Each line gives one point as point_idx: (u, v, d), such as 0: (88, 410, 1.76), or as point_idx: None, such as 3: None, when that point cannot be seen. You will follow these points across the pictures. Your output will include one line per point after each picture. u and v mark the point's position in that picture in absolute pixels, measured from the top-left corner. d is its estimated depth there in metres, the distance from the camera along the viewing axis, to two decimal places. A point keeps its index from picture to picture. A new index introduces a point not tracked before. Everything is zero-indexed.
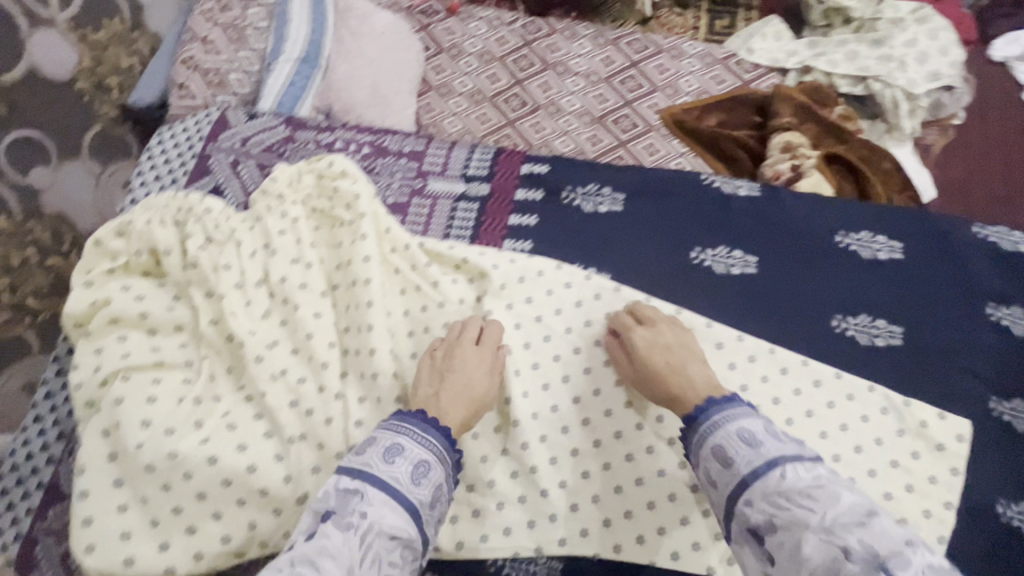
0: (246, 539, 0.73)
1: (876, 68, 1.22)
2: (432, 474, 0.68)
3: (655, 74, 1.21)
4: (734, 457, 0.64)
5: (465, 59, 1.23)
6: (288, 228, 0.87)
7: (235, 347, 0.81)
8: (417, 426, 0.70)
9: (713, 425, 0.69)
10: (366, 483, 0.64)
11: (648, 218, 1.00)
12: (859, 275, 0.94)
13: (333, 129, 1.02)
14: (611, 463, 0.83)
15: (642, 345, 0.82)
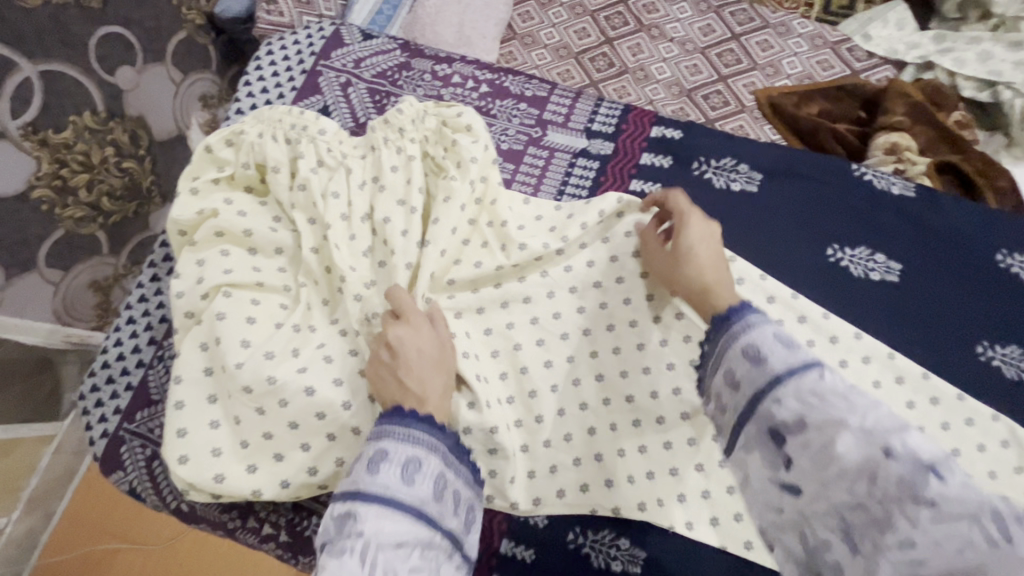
0: (332, 475, 0.70)
1: (1010, 73, 1.25)
2: (428, 463, 0.55)
3: (756, 50, 1.32)
4: (766, 356, 0.50)
5: (555, 9, 1.37)
6: (401, 166, 0.81)
7: (334, 280, 0.77)
8: (398, 425, 0.57)
9: (745, 325, 0.54)
10: (357, 505, 0.51)
11: (785, 204, 0.84)
12: (1018, 300, 0.79)
13: (452, 62, 0.93)
14: (708, 474, 0.74)
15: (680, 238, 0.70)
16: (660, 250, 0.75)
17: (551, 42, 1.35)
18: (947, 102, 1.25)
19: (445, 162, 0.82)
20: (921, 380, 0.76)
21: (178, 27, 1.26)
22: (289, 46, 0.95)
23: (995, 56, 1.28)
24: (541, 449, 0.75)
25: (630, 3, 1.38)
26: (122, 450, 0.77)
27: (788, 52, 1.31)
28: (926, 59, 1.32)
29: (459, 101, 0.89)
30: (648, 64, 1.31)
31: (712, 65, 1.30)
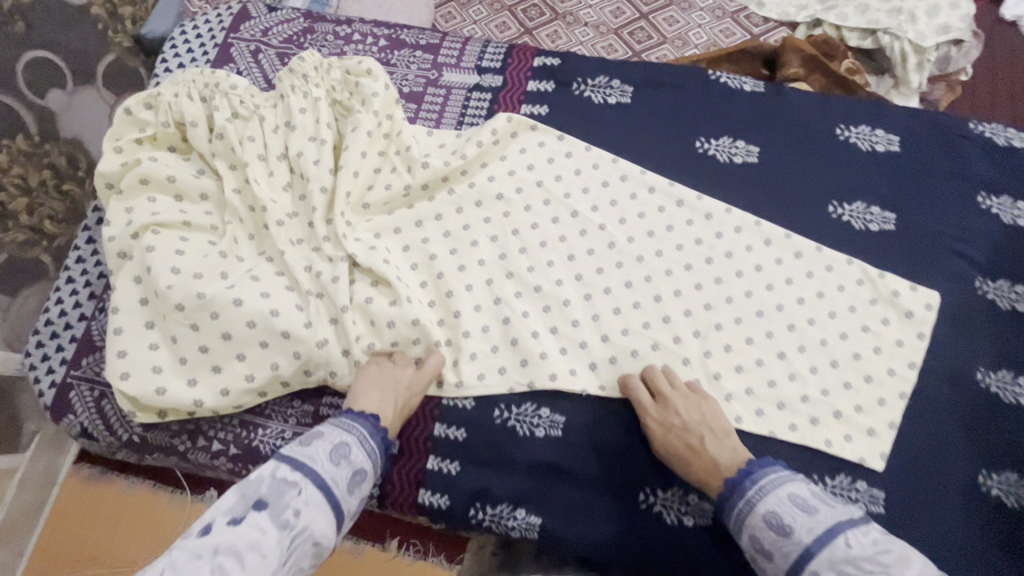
0: (269, 377, 0.78)
1: (886, 21, 1.44)
2: (363, 486, 0.70)
3: (664, 26, 1.49)
4: (792, 526, 0.64)
5: (475, 7, 1.53)
6: (309, 107, 0.89)
7: (258, 214, 0.85)
8: (367, 433, 0.72)
9: (751, 489, 0.69)
10: (305, 482, 0.65)
11: (656, 109, 0.96)
12: (857, 165, 0.91)
13: (352, 23, 1.03)
14: (610, 340, 0.83)
15: (658, 430, 0.76)
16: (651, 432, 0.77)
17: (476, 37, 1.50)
18: (837, 53, 1.40)
19: (351, 102, 0.91)
20: (785, 240, 0.87)
21: (107, 51, 1.32)
22: (200, 26, 1.04)
23: (872, 8, 1.46)
24: (458, 341, 0.82)
25: None
26: (71, 395, 0.82)
27: (693, 25, 1.48)
28: (814, 17, 1.48)
29: (361, 54, 0.99)
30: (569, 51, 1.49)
31: (626, 43, 1.47)
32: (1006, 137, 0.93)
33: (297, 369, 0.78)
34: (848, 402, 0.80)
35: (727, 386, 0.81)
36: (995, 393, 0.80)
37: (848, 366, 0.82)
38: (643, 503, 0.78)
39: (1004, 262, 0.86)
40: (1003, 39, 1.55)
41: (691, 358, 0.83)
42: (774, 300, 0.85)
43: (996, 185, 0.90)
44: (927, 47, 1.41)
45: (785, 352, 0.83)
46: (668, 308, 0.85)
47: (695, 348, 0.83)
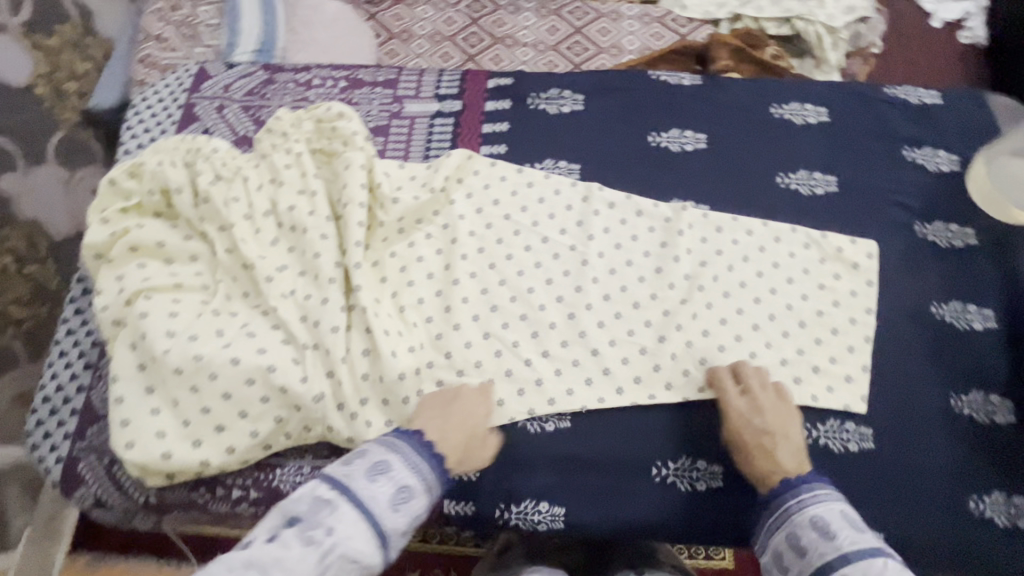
0: (273, 431, 0.80)
1: (798, 9, 1.57)
2: (409, 503, 0.70)
3: (599, 37, 1.59)
4: (838, 533, 0.68)
5: (416, 40, 1.61)
6: (293, 163, 0.92)
7: (249, 272, 0.87)
8: (411, 451, 0.73)
9: (804, 492, 0.73)
10: (342, 498, 0.67)
11: (607, 113, 1.03)
12: (794, 137, 1.00)
13: (310, 69, 1.07)
14: (590, 336, 0.88)
15: (737, 418, 0.80)
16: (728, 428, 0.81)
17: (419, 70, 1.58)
18: (760, 43, 1.52)
19: (333, 146, 0.95)
20: (732, 224, 0.94)
21: (54, 128, 1.29)
22: (161, 91, 1.07)
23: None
24: (443, 362, 0.86)
25: (481, 22, 1.64)
26: (80, 467, 0.82)
27: (625, 33, 1.58)
28: (734, 13, 1.60)
29: (325, 98, 1.03)
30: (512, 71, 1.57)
31: (565, 58, 1.57)
32: (917, 96, 1.03)
33: (295, 420, 0.81)
34: (823, 356, 0.86)
35: (714, 366, 0.86)
36: (949, 322, 0.88)
37: (815, 323, 0.88)
38: (656, 477, 0.83)
39: (935, 206, 0.95)
40: (905, 13, 1.71)
41: (676, 352, 0.87)
42: (736, 281, 0.91)
43: (916, 140, 1.00)
44: (838, 27, 1.55)
45: (758, 323, 0.88)
46: (646, 302, 0.90)
47: (678, 339, 0.88)
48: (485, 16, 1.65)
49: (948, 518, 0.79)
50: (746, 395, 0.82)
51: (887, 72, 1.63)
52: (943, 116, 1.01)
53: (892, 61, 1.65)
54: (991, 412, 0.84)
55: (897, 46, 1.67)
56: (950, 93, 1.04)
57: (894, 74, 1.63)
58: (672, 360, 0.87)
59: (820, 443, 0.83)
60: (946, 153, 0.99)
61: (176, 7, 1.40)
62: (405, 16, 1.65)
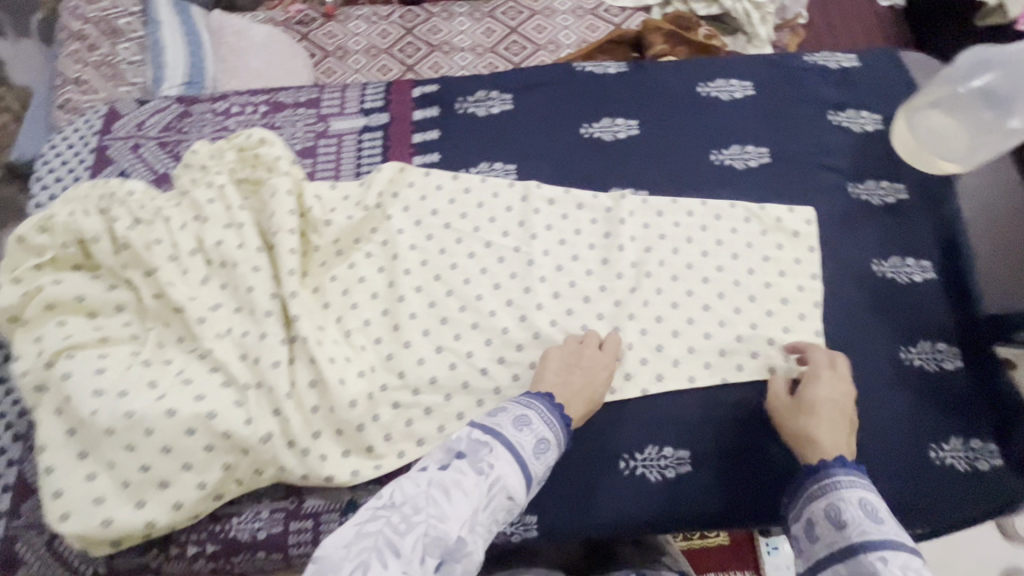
0: (222, 479, 0.76)
1: None
2: (547, 456, 0.70)
3: (535, 34, 1.58)
4: (885, 520, 0.62)
5: (352, 57, 1.58)
6: (216, 196, 0.88)
7: (180, 316, 0.83)
8: (545, 407, 0.74)
9: (857, 477, 0.68)
10: (495, 440, 0.67)
11: (537, 110, 1.02)
12: (723, 114, 1.01)
13: (227, 97, 1.03)
14: (545, 336, 0.87)
15: (824, 387, 0.77)
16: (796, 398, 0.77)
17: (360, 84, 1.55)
18: (692, 25, 1.53)
19: (259, 174, 0.91)
20: (672, 207, 0.95)
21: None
22: (70, 136, 1.01)
23: None
24: (398, 383, 0.84)
25: (415, 32, 1.61)
26: (17, 547, 0.76)
27: (560, 28, 1.59)
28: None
29: (246, 125, 0.99)
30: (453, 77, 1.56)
31: (505, 58, 1.56)
32: (836, 61, 1.05)
33: (246, 464, 0.77)
34: (776, 327, 0.87)
35: (673, 352, 0.86)
36: (890, 278, 0.90)
37: (764, 296, 0.89)
38: (625, 470, 0.82)
39: (865, 166, 0.97)
40: None
41: (632, 342, 0.86)
42: (681, 264, 0.91)
43: (841, 104, 1.02)
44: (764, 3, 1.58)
45: (709, 303, 0.88)
46: (595, 295, 0.89)
47: (632, 329, 0.87)
48: (418, 25, 1.62)
49: (912, 470, 0.80)
50: (831, 369, 0.79)
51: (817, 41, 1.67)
52: (863, 78, 1.04)
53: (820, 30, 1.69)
54: (940, 359, 0.85)
55: (824, 16, 1.71)
56: (869, 55, 1.06)
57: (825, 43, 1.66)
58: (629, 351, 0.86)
59: None
60: (870, 113, 1.01)
61: (93, 47, 1.35)
62: (338, 32, 1.62)
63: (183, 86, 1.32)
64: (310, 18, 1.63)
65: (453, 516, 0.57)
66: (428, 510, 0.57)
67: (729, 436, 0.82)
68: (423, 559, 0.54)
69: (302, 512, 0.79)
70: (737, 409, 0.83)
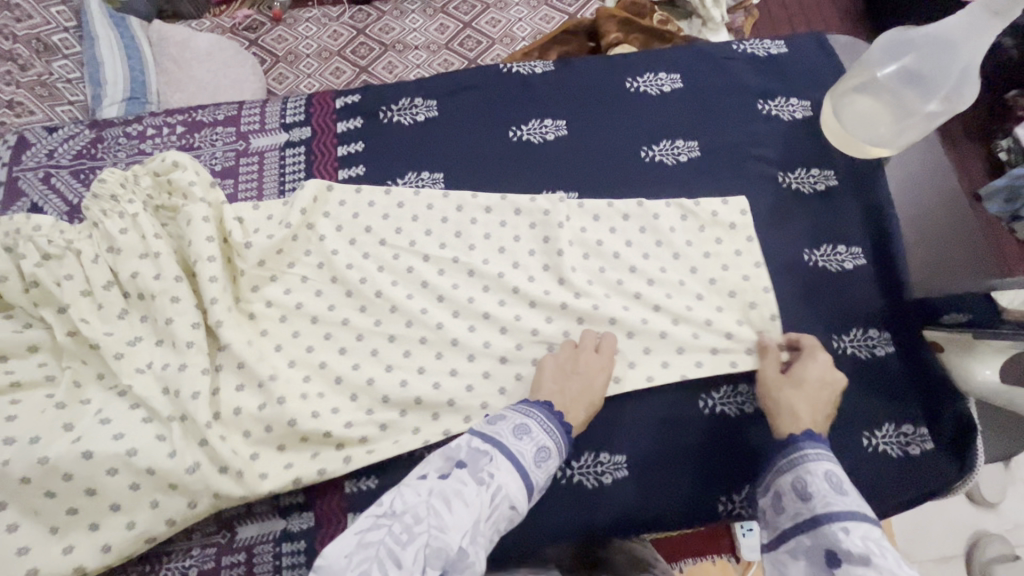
0: (146, 519, 0.74)
1: None
2: (549, 463, 0.69)
3: (489, 29, 1.58)
4: (846, 492, 0.61)
5: (304, 61, 1.55)
6: (129, 226, 0.85)
7: (99, 352, 0.81)
8: (545, 416, 0.72)
9: (822, 450, 0.67)
10: (495, 449, 0.66)
11: (465, 114, 1.00)
12: (653, 109, 1.00)
13: (142, 119, 0.99)
14: (480, 346, 0.85)
15: (816, 372, 0.77)
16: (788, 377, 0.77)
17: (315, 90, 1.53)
18: (646, 11, 1.50)
19: (175, 201, 0.88)
20: (603, 207, 0.93)
21: None
22: None
23: None
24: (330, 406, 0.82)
25: (367, 32, 1.58)
26: None
27: (514, 20, 1.59)
28: None
29: (162, 148, 0.96)
30: (409, 76, 1.54)
31: (459, 54, 1.55)
32: (765, 48, 1.04)
33: (174, 502, 0.75)
34: (714, 322, 0.86)
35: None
36: (823, 267, 0.90)
37: (695, 295, 0.88)
38: (562, 479, 0.80)
39: (795, 154, 0.96)
40: None
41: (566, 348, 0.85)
42: (614, 264, 0.89)
43: (770, 91, 1.00)
44: None
45: (644, 303, 0.87)
46: (531, 303, 0.88)
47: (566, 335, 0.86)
48: (371, 24, 1.59)
49: (846, 459, 0.80)
50: (822, 355, 0.79)
51: (772, 22, 1.66)
52: (791, 64, 1.03)
53: (775, 10, 1.67)
54: (872, 346, 0.85)
55: None
56: (800, 40, 1.05)
57: (780, 24, 1.65)
58: None
59: (717, 410, 0.83)
60: (799, 100, 1.00)
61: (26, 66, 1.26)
62: (288, 36, 1.59)
63: (125, 102, 1.28)
64: (259, 22, 1.60)
65: (453, 527, 0.57)
66: (429, 521, 0.56)
67: (664, 437, 0.82)
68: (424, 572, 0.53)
69: (234, 545, 0.77)
70: (670, 410, 0.83)
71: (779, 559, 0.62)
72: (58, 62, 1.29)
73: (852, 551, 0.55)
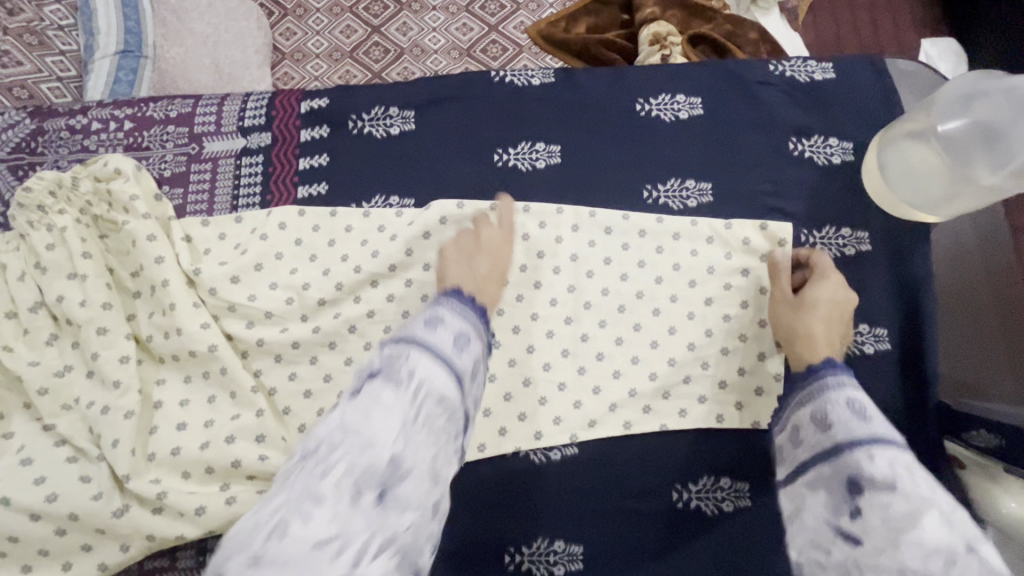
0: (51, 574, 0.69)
1: None
2: (472, 344, 0.58)
3: None
4: (871, 412, 0.56)
5: (313, 16, 1.40)
6: (57, 242, 0.76)
7: (21, 382, 0.74)
8: (459, 301, 0.60)
9: (848, 379, 0.61)
10: (410, 348, 0.53)
11: (445, 130, 0.87)
12: (664, 140, 0.86)
13: (87, 109, 0.89)
14: None
15: (824, 292, 0.72)
16: (790, 303, 0.73)
17: (322, 49, 1.39)
18: None
19: (112, 214, 0.78)
20: (590, 251, 0.81)
21: None
22: None
23: None
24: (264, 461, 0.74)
25: None
26: None
27: None
28: None
29: (107, 148, 0.87)
30: (423, 40, 1.39)
31: (479, 19, 1.39)
32: (807, 72, 0.87)
33: (87, 564, 0.69)
34: (698, 405, 0.76)
35: (580, 428, 0.75)
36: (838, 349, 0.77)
37: (681, 373, 0.76)
38: (509, 565, 0.73)
39: (824, 208, 0.82)
40: None
41: (527, 412, 0.76)
42: (598, 325, 0.78)
43: (805, 128, 0.85)
44: None
45: (628, 369, 0.77)
46: (496, 363, 0.77)
47: (529, 398, 0.76)
48: None
49: None
50: (835, 279, 0.73)
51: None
52: (836, 95, 0.86)
53: None
54: None
55: None
56: (855, 64, 0.88)
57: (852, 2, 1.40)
58: (530, 426, 0.75)
59: (691, 506, 0.74)
60: (838, 140, 0.84)
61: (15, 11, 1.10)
62: None
63: (118, 55, 1.09)
64: None
65: (378, 443, 0.49)
66: (346, 447, 0.48)
67: (629, 528, 0.74)
68: (355, 498, 0.47)
69: None
70: (639, 498, 0.74)
71: (799, 493, 0.59)
72: (52, 8, 1.13)
73: (878, 480, 0.52)
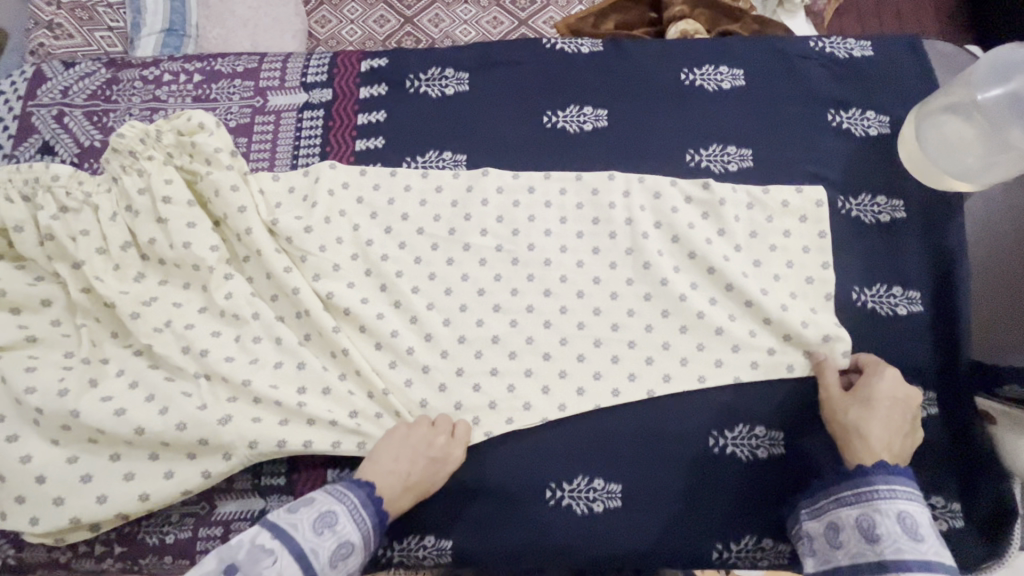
0: (125, 495, 0.72)
1: None
2: (350, 560, 0.66)
3: None
4: (924, 535, 0.60)
5: (348, 7, 1.45)
6: (145, 184, 0.81)
7: (113, 311, 0.78)
8: (360, 502, 0.68)
9: (904, 487, 0.63)
10: (282, 548, 0.63)
11: (497, 93, 0.92)
12: (707, 108, 0.89)
13: (159, 63, 0.94)
14: (484, 353, 0.79)
15: (883, 390, 0.72)
16: (845, 394, 0.73)
17: (355, 38, 1.43)
18: None
19: (193, 165, 0.81)
20: (642, 214, 0.84)
21: None
22: None
23: None
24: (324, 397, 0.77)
25: None
26: None
27: None
28: None
29: (177, 99, 0.92)
30: (454, 32, 1.44)
31: (510, 13, 1.44)
32: (846, 48, 0.91)
33: (168, 483, 0.73)
34: (744, 360, 0.78)
35: (644, 383, 0.78)
36: (872, 310, 0.80)
37: (729, 331, 0.79)
38: (550, 500, 0.76)
39: (861, 178, 0.85)
40: None
41: (598, 364, 0.79)
42: (656, 283, 0.81)
43: (844, 100, 0.89)
44: None
45: (682, 324, 0.79)
46: (547, 312, 0.81)
47: (586, 346, 0.79)
48: None
49: None
50: (891, 376, 0.73)
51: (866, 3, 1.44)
52: (874, 72, 0.90)
53: None
54: None
55: None
56: (891, 44, 0.92)
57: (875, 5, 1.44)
58: (585, 373, 0.78)
59: (727, 450, 0.77)
60: (875, 114, 0.88)
61: None
62: None
63: (163, 33, 1.15)
64: None
65: None
66: None
67: (668, 471, 0.77)
68: None
69: (212, 518, 0.77)
70: (677, 443, 0.77)
71: None
72: None
73: None
